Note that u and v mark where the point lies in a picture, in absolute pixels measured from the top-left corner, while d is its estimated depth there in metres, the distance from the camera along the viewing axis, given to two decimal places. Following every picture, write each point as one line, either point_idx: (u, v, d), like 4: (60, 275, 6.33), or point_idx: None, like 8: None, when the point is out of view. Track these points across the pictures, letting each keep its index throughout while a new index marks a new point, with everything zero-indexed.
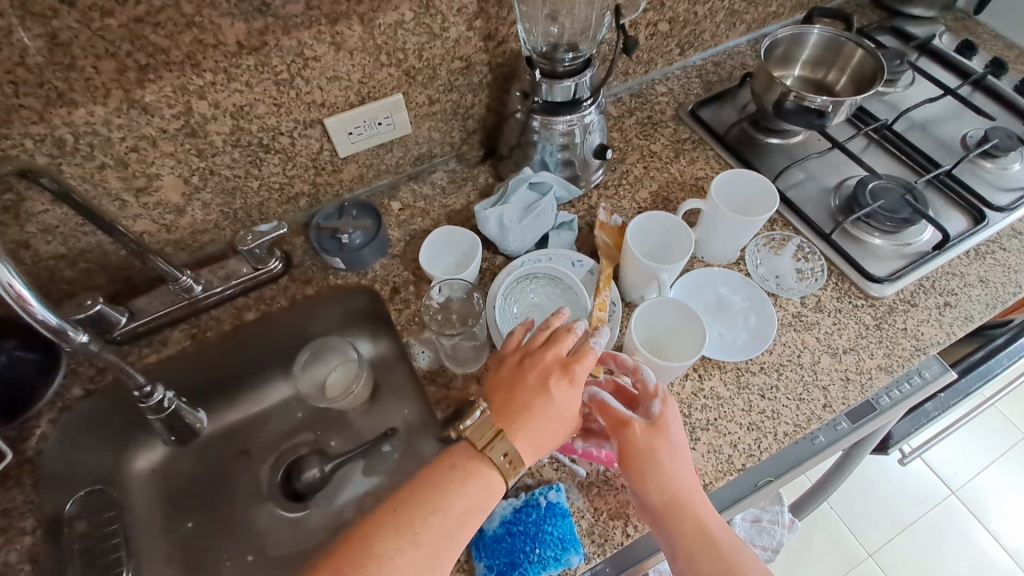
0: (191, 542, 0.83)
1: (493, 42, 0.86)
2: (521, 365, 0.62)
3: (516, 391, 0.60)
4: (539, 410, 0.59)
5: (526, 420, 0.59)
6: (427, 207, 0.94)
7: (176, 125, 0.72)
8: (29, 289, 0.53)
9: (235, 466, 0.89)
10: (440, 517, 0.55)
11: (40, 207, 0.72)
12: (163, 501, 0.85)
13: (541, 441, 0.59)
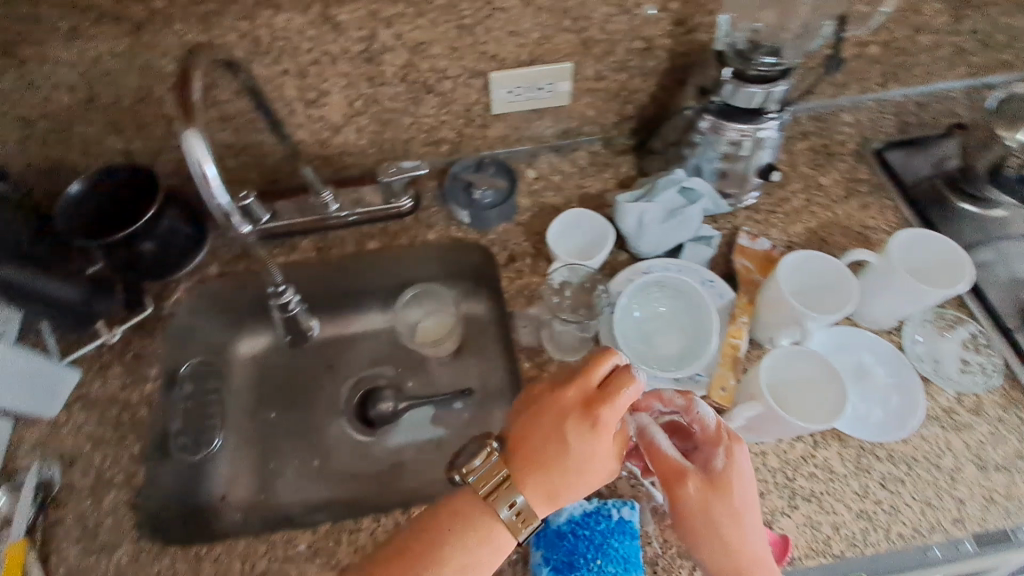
0: (269, 433, 0.89)
1: (683, 29, 0.80)
2: (540, 405, 0.56)
3: (532, 433, 0.55)
4: (558, 459, 0.54)
5: (543, 468, 0.54)
6: (562, 184, 0.92)
7: (357, 48, 0.74)
8: (213, 169, 0.57)
9: (320, 378, 0.94)
10: (454, 559, 0.52)
11: (225, 96, 0.77)
12: (255, 389, 0.92)
13: (557, 495, 0.54)
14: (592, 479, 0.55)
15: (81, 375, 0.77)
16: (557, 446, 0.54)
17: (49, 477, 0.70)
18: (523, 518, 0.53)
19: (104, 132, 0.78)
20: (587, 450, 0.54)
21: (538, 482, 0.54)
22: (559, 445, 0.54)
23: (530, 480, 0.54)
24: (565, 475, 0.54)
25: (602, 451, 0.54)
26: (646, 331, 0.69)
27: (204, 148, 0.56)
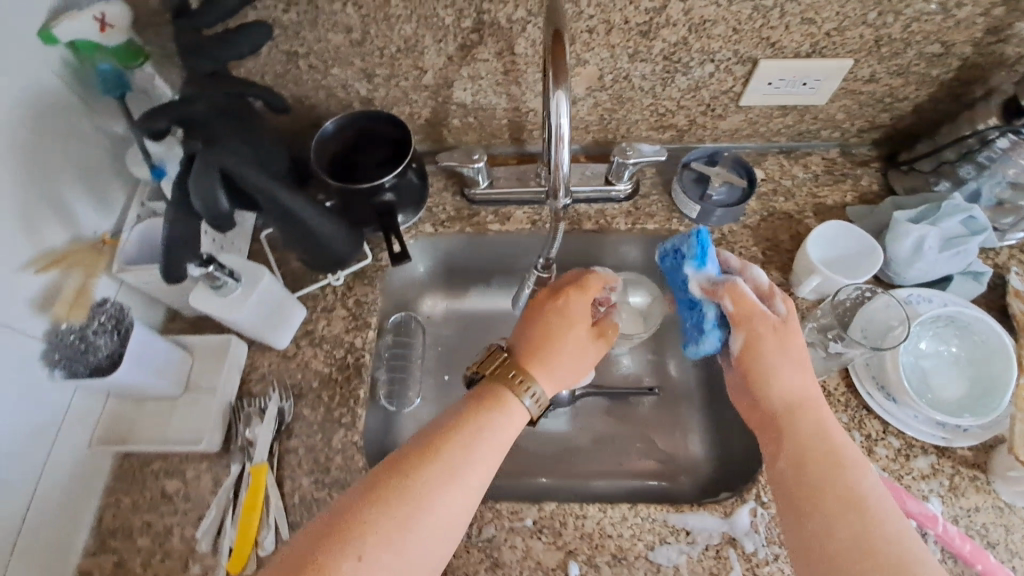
0: (446, 392, 0.89)
1: (992, 38, 0.72)
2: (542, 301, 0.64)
3: (558, 332, 0.62)
4: (567, 340, 0.61)
5: (552, 369, 0.60)
6: (793, 190, 0.86)
7: (640, 20, 0.69)
8: (566, 130, 0.52)
9: (494, 349, 0.93)
10: (416, 487, 0.50)
11: (484, 55, 0.74)
12: (434, 349, 0.91)
13: (541, 368, 0.60)
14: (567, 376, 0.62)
15: (307, 311, 0.77)
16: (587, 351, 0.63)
17: (282, 406, 0.70)
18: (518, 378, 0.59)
19: (355, 76, 0.77)
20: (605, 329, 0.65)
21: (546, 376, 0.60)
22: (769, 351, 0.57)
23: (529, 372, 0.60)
24: (575, 363, 0.62)
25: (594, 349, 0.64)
26: (924, 372, 0.65)
27: (566, 110, 0.51)
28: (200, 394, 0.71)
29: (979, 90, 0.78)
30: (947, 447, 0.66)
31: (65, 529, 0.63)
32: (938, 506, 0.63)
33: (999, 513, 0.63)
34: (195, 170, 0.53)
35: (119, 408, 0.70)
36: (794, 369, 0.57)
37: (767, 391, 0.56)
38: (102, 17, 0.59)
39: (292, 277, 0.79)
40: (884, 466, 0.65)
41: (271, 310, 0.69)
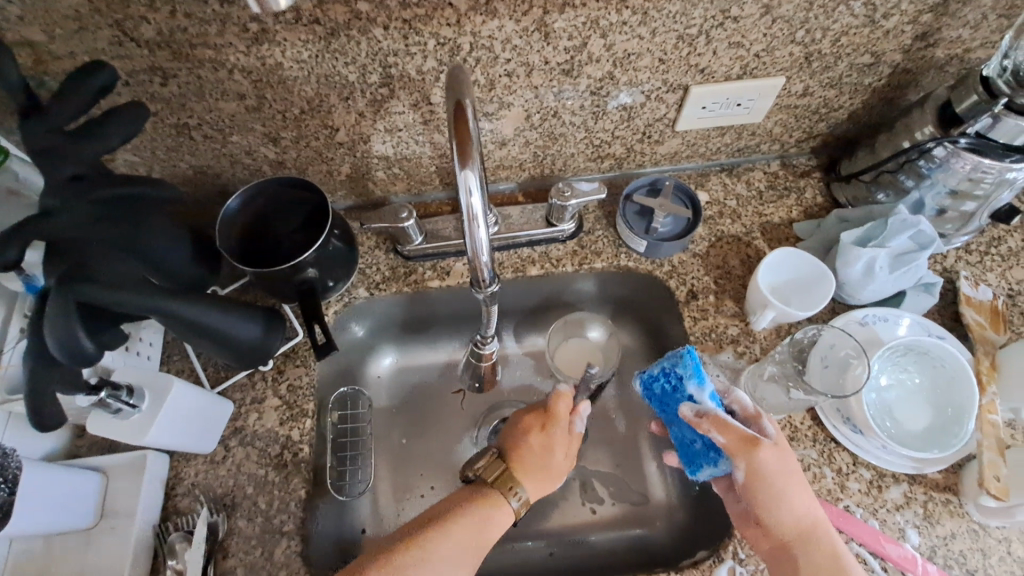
0: (401, 460, 0.84)
1: (921, 44, 0.70)
2: (534, 426, 0.65)
3: (534, 440, 0.64)
4: (540, 458, 0.63)
5: (547, 479, 0.63)
6: (739, 210, 0.83)
7: (561, 59, 0.65)
8: (482, 206, 0.48)
9: (450, 406, 0.88)
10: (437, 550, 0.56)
11: (399, 108, 0.68)
12: (386, 416, 0.86)
13: (532, 480, 0.62)
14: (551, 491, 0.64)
15: (234, 406, 0.70)
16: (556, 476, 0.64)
17: (211, 521, 0.63)
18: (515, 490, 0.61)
19: (259, 141, 0.70)
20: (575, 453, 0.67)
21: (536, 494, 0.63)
22: (786, 492, 0.55)
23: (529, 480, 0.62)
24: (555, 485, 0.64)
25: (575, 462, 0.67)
26: (887, 405, 0.62)
27: (478, 186, 0.46)
28: (116, 520, 0.63)
29: (912, 94, 0.77)
30: (919, 473, 0.63)
31: None
32: (916, 539, 0.61)
33: (975, 538, 0.61)
34: (49, 309, 0.46)
35: (24, 549, 0.62)
36: (800, 492, 0.55)
37: (773, 521, 0.55)
38: None
39: (214, 367, 0.72)
40: (857, 502, 0.63)
41: (184, 420, 0.61)
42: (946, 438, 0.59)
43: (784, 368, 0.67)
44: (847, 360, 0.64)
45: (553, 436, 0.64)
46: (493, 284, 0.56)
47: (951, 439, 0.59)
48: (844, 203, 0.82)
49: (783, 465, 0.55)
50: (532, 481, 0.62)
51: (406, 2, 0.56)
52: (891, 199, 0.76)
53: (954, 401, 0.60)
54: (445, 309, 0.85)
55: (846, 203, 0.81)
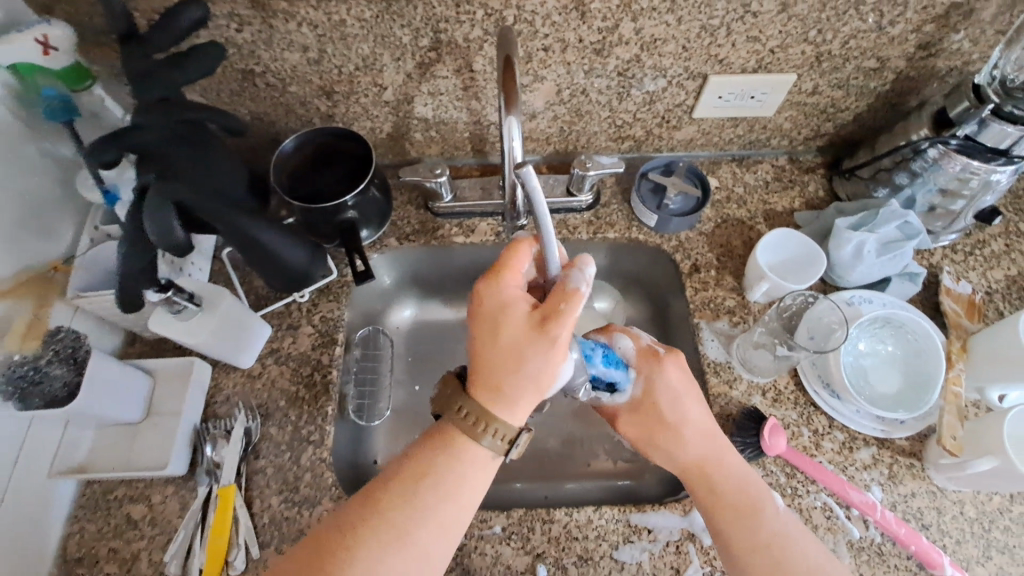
0: (415, 403, 0.89)
1: (924, 53, 0.76)
2: (495, 320, 0.55)
3: (478, 343, 0.55)
4: (491, 361, 0.54)
5: (513, 396, 0.54)
6: (745, 197, 0.89)
7: (593, 38, 0.72)
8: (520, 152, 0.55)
9: (463, 358, 0.94)
10: (438, 486, 0.54)
11: (443, 72, 0.75)
12: (403, 361, 0.92)
13: (498, 400, 0.54)
14: (541, 378, 0.54)
15: (271, 329, 0.77)
16: (532, 352, 0.54)
17: (248, 426, 0.71)
18: (478, 424, 0.54)
19: (314, 94, 0.77)
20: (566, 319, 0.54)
21: (510, 409, 0.55)
22: (665, 441, 0.63)
23: (488, 403, 0.54)
24: (529, 371, 0.54)
25: (562, 344, 0.55)
26: (863, 370, 0.71)
27: (518, 133, 0.53)
28: (161, 418, 0.71)
29: (913, 101, 0.83)
30: (886, 438, 0.70)
31: (25, 565, 0.62)
32: (878, 494, 0.68)
33: (932, 497, 0.68)
34: (147, 200, 0.53)
35: (78, 437, 0.69)
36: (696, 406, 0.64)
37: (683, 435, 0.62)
38: (44, 40, 0.59)
39: (256, 295, 0.80)
40: (829, 459, 0.70)
41: (233, 329, 0.69)
42: (912, 404, 0.68)
43: (773, 336, 0.74)
44: (831, 330, 0.72)
45: (522, 325, 0.55)
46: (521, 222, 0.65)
47: (916, 404, 0.68)
48: (843, 198, 0.88)
49: (647, 419, 0.64)
50: (492, 402, 0.54)
51: None
52: (886, 195, 0.82)
53: (920, 371, 0.69)
54: (467, 265, 0.92)
55: (846, 198, 0.87)
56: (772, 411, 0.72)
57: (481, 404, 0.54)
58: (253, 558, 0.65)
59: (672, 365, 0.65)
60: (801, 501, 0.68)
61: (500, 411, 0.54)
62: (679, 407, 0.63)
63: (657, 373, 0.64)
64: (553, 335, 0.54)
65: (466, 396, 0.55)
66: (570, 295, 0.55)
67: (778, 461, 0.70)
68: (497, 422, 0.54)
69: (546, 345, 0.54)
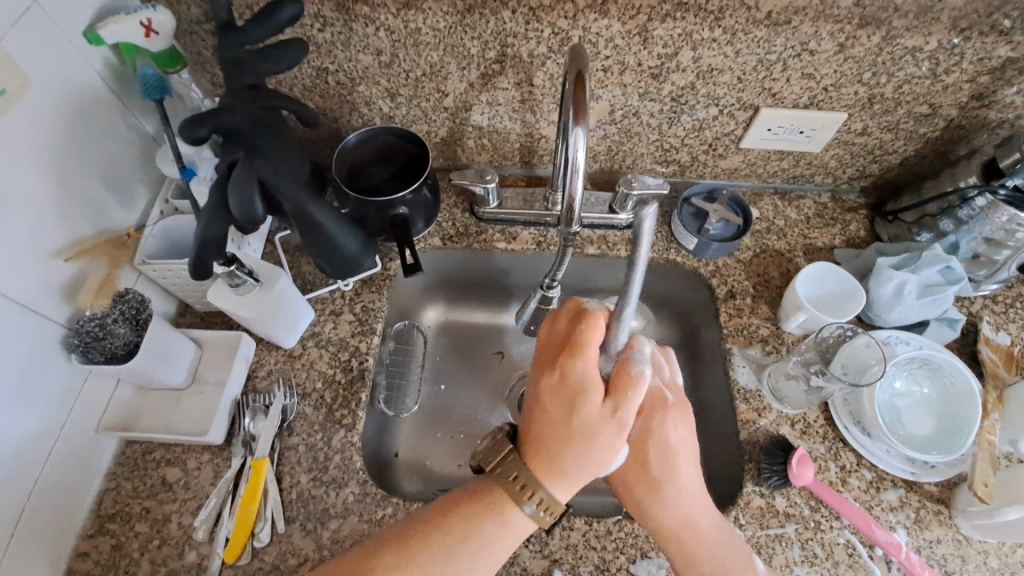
0: (440, 402, 0.91)
1: (976, 103, 0.77)
2: (562, 394, 0.57)
3: (548, 413, 0.57)
4: (559, 437, 0.56)
5: (572, 475, 0.56)
6: (786, 230, 0.90)
7: (652, 64, 0.74)
8: (583, 163, 0.59)
9: (491, 362, 0.95)
10: (471, 542, 0.55)
11: (504, 84, 0.79)
12: (432, 360, 0.94)
13: (552, 473, 0.56)
14: (602, 463, 0.56)
15: (315, 314, 0.80)
16: (599, 437, 0.56)
17: (286, 404, 0.73)
18: (529, 494, 0.56)
19: (380, 94, 0.81)
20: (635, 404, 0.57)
21: (565, 485, 0.56)
22: (647, 497, 0.60)
23: (547, 477, 0.56)
24: (595, 454, 0.55)
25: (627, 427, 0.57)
26: (897, 410, 0.71)
27: (583, 145, 0.58)
28: (205, 387, 0.74)
29: (962, 149, 0.84)
30: (914, 481, 0.70)
31: (64, 514, 0.65)
32: (904, 537, 0.67)
33: (958, 546, 0.67)
34: (235, 173, 0.59)
35: (125, 396, 0.72)
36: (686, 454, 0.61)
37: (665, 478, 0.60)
38: (147, 23, 0.65)
39: (304, 280, 0.83)
40: (855, 496, 0.69)
41: (283, 307, 0.73)
42: (946, 447, 0.68)
43: (806, 367, 0.74)
44: (866, 367, 0.71)
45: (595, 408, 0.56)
46: (574, 229, 0.69)
47: (951, 448, 0.67)
48: (885, 240, 0.88)
49: (636, 468, 0.60)
50: (551, 478, 0.56)
51: None
52: (929, 240, 0.83)
53: (955, 414, 0.69)
54: (504, 272, 0.94)
55: (887, 240, 0.88)
56: (800, 442, 0.72)
57: (541, 481, 0.56)
58: (278, 532, 0.67)
59: (675, 416, 0.61)
60: (823, 535, 0.67)
61: (558, 488, 0.56)
62: (669, 458, 0.60)
63: (659, 420, 0.61)
64: (621, 419, 0.56)
65: (527, 469, 0.57)
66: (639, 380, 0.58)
67: (803, 492, 0.69)
68: (548, 497, 0.56)
69: (615, 430, 0.56)
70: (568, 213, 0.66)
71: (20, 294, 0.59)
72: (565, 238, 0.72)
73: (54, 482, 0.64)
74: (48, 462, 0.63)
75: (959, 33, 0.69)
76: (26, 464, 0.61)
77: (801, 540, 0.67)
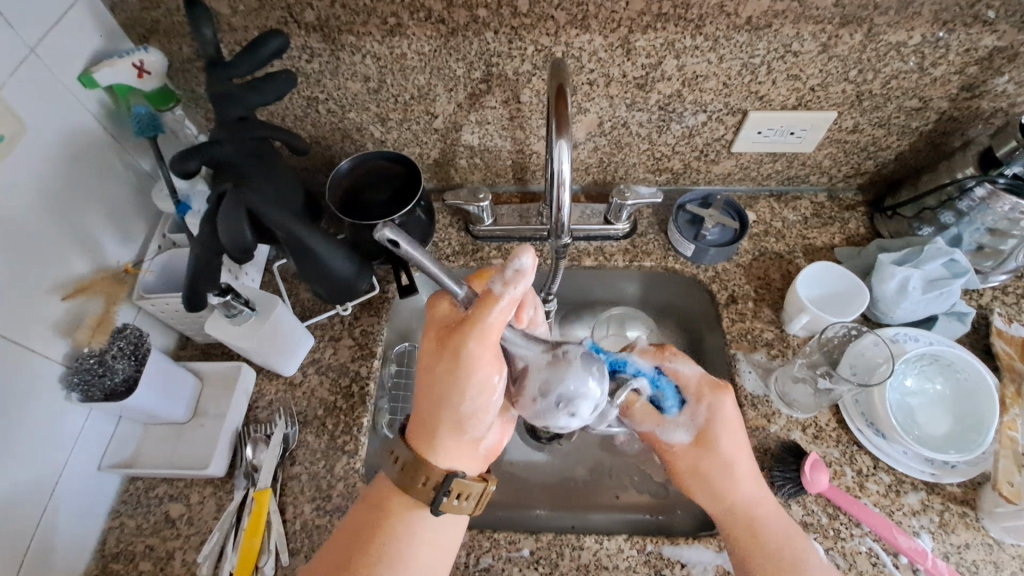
0: None
1: (967, 94, 0.77)
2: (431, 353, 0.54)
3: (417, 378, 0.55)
4: (421, 395, 0.54)
5: (437, 436, 0.54)
6: (784, 231, 0.89)
7: (637, 74, 0.75)
8: (567, 174, 0.60)
9: None
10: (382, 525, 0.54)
11: (491, 103, 0.80)
12: None
13: (427, 439, 0.54)
14: (456, 408, 0.53)
15: (314, 340, 0.80)
16: (440, 378, 0.52)
17: (287, 433, 0.72)
18: (415, 476, 0.54)
19: (370, 120, 0.83)
20: (478, 328, 0.51)
21: (438, 449, 0.54)
22: (715, 478, 0.61)
23: (425, 446, 0.54)
24: (435, 386, 0.53)
25: (473, 365, 0.51)
26: (910, 409, 0.69)
27: (568, 157, 0.58)
28: (205, 419, 0.73)
29: (957, 141, 0.83)
30: (935, 482, 0.67)
31: (66, 556, 0.64)
32: (929, 542, 0.65)
33: (988, 550, 0.64)
34: (224, 206, 0.59)
35: (126, 432, 0.72)
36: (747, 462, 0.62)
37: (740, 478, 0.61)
38: (139, 65, 0.67)
39: (302, 307, 0.83)
40: (874, 502, 0.67)
41: (283, 336, 0.73)
42: (965, 446, 0.66)
43: (812, 369, 0.73)
44: (870, 368, 0.70)
45: (435, 337, 0.54)
46: (564, 240, 0.68)
47: (970, 448, 0.65)
48: (887, 236, 0.87)
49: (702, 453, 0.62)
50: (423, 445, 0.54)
51: (517, 12, 0.68)
52: (931, 234, 0.81)
53: (972, 410, 0.67)
54: None
55: (889, 236, 0.87)
56: (813, 448, 0.71)
57: (411, 453, 0.54)
58: (282, 565, 0.65)
59: (730, 400, 0.63)
60: (845, 544, 0.65)
61: (427, 449, 0.54)
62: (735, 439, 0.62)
63: (715, 406, 0.63)
64: (453, 346, 0.52)
65: (403, 444, 0.55)
66: (490, 298, 0.50)
67: (820, 500, 0.67)
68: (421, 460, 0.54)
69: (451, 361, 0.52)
70: (558, 226, 0.66)
71: (20, 334, 0.59)
72: (557, 251, 0.71)
73: (56, 524, 0.63)
74: (49, 504, 0.63)
75: (942, 26, 0.68)
76: (27, 507, 0.60)
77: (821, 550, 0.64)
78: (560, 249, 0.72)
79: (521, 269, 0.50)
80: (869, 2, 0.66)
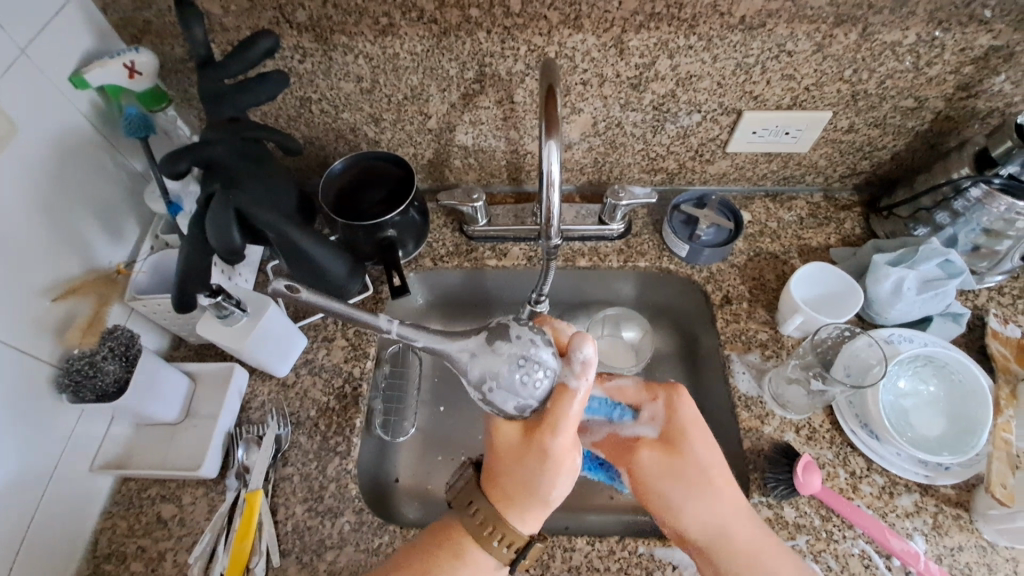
0: (438, 423, 0.89)
1: (963, 94, 0.76)
2: (526, 442, 0.55)
3: (510, 468, 0.55)
4: (519, 480, 0.55)
5: (517, 502, 0.56)
6: (779, 231, 0.89)
7: (631, 74, 0.75)
8: (558, 175, 0.60)
9: None
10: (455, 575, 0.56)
11: (485, 103, 0.79)
12: (429, 381, 0.92)
13: (505, 505, 0.56)
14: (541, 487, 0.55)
15: (308, 341, 0.80)
16: (530, 467, 0.55)
17: (280, 433, 0.72)
18: (492, 534, 0.56)
19: (364, 120, 0.82)
20: (563, 421, 0.53)
21: (518, 515, 0.56)
22: (684, 467, 0.61)
23: (510, 514, 0.56)
24: (530, 475, 0.54)
25: (561, 456, 0.54)
26: (905, 411, 0.69)
27: (557, 158, 0.58)
28: (198, 420, 0.73)
29: (954, 141, 0.83)
30: (929, 484, 0.67)
31: (56, 557, 0.64)
32: (922, 544, 0.64)
33: (982, 552, 0.64)
34: (213, 207, 0.59)
35: (119, 433, 0.72)
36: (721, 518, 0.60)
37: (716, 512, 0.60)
38: (130, 66, 0.67)
39: (296, 308, 0.83)
40: (867, 504, 0.67)
41: (278, 337, 0.74)
42: (960, 448, 0.66)
43: (805, 370, 0.73)
44: (863, 367, 0.71)
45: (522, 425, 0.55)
46: (555, 241, 0.68)
47: (965, 451, 0.65)
48: (882, 237, 0.87)
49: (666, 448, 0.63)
50: (500, 502, 0.56)
51: (509, 12, 0.68)
52: (927, 234, 0.81)
53: (966, 412, 0.67)
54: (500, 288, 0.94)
55: (884, 237, 0.86)
56: (807, 449, 0.70)
57: (493, 508, 0.56)
58: (274, 566, 0.65)
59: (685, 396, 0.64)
60: (838, 546, 0.65)
61: (516, 520, 0.56)
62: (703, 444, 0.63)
63: (671, 397, 0.64)
64: (548, 443, 0.54)
65: (482, 500, 0.57)
66: (566, 392, 0.53)
67: (812, 502, 0.67)
68: (507, 526, 0.56)
69: (543, 454, 0.54)
70: (548, 227, 0.66)
71: (10, 336, 0.59)
72: (549, 252, 0.71)
73: (48, 524, 0.63)
74: (41, 504, 0.63)
75: (937, 25, 0.68)
76: (18, 508, 0.60)
77: (813, 553, 0.64)
78: (552, 250, 0.71)
79: (587, 360, 0.53)
80: (863, 2, 0.66)
